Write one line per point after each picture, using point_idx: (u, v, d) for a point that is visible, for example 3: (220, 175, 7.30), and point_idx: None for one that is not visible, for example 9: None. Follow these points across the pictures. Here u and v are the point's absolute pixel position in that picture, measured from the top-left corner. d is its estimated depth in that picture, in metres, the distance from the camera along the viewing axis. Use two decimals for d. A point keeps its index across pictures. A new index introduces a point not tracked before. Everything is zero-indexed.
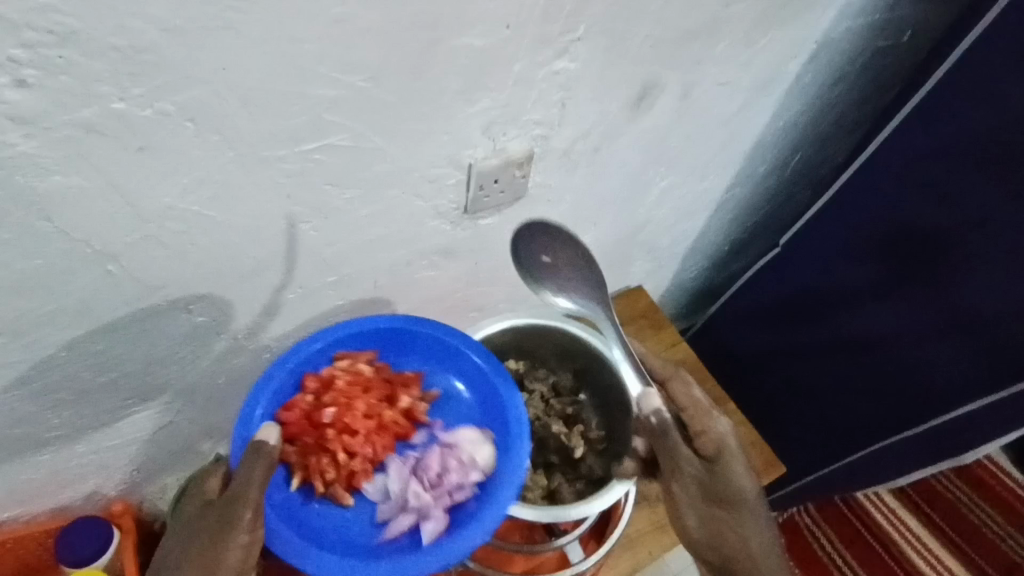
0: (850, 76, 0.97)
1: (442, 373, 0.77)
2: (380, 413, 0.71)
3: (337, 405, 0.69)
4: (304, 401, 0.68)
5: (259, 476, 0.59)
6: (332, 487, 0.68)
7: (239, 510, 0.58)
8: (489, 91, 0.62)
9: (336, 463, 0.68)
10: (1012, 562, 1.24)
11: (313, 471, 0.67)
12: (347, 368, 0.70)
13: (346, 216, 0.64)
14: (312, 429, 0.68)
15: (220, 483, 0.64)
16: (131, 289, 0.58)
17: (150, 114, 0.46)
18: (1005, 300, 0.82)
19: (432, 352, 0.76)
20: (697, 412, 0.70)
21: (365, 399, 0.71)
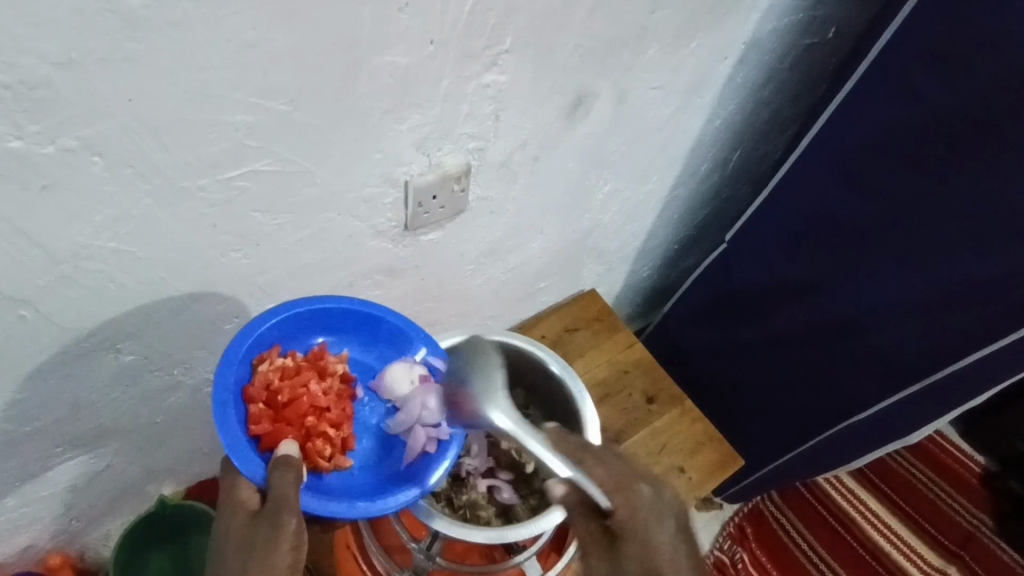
0: (780, 74, 1.00)
1: (362, 339, 0.68)
2: (332, 387, 0.63)
3: (292, 396, 0.60)
4: (259, 408, 0.58)
5: (294, 479, 0.53)
6: (334, 457, 0.61)
7: (286, 518, 0.51)
8: (418, 107, 0.61)
9: (330, 440, 0.61)
10: (966, 531, 1.32)
11: (313, 456, 0.59)
12: (277, 363, 0.60)
13: (278, 242, 0.63)
14: (291, 426, 0.59)
15: (258, 494, 0.55)
16: (49, 332, 0.55)
17: (52, 151, 0.44)
18: (937, 282, 0.86)
19: (354, 328, 0.67)
20: (612, 490, 0.53)
21: (313, 381, 0.62)
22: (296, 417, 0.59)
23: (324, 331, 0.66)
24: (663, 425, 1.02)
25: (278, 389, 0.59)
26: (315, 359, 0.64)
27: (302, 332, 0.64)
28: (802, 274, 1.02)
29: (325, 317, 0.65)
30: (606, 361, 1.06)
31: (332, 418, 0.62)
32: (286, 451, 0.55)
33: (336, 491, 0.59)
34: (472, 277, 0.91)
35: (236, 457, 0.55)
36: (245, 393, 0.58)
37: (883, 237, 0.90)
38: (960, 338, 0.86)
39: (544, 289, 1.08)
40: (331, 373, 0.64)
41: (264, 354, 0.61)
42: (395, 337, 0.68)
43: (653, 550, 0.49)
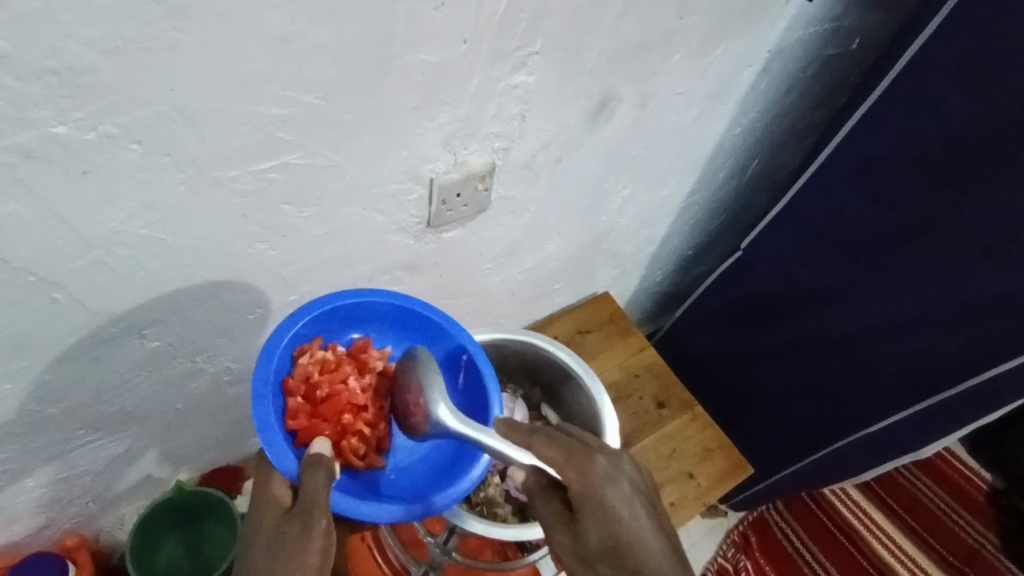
0: (802, 83, 1.00)
1: (404, 336, 0.67)
2: (371, 384, 0.64)
3: (329, 391, 0.60)
4: (297, 403, 0.59)
5: (326, 479, 0.53)
6: (369, 457, 0.62)
7: (317, 518, 0.51)
8: (446, 105, 0.61)
9: (365, 439, 0.62)
10: (971, 549, 1.31)
11: (348, 454, 0.60)
12: (317, 356, 0.61)
13: (304, 234, 0.63)
14: (326, 423, 0.59)
15: (289, 492, 0.56)
16: (79, 315, 0.55)
17: (93, 137, 0.45)
18: (954, 297, 0.86)
19: (398, 323, 0.67)
20: (563, 464, 0.55)
21: (352, 378, 0.63)
22: (333, 414, 0.60)
23: (365, 325, 0.66)
24: (674, 429, 1.02)
25: (317, 383, 0.60)
26: (356, 353, 0.64)
27: (343, 325, 0.64)
28: (818, 284, 1.02)
29: (367, 311, 0.64)
30: (618, 365, 1.07)
31: (370, 418, 0.63)
32: (319, 450, 0.55)
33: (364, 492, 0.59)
34: (489, 276, 0.91)
35: (269, 452, 0.55)
36: (284, 385, 0.59)
37: (901, 248, 0.90)
38: (974, 353, 0.85)
39: (558, 290, 1.08)
40: (371, 370, 0.64)
41: (305, 347, 0.61)
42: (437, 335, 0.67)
43: (617, 526, 0.53)
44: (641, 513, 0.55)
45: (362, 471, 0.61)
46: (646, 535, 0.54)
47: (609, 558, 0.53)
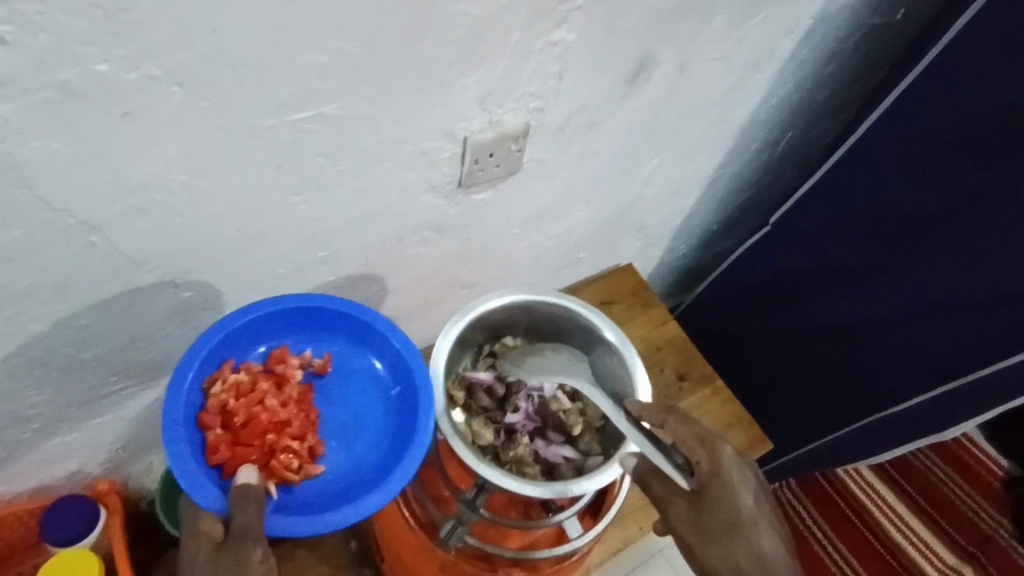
0: (843, 54, 0.97)
1: (319, 338, 0.69)
2: (291, 395, 0.65)
3: (246, 415, 0.61)
4: (216, 434, 0.59)
5: (256, 508, 0.54)
6: (303, 467, 0.63)
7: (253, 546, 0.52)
8: (484, 62, 0.60)
9: (295, 451, 0.63)
10: (984, 534, 1.29)
11: (280, 471, 0.61)
12: (229, 382, 0.62)
13: (336, 189, 0.63)
14: (250, 447, 0.60)
15: (220, 525, 0.55)
16: (115, 260, 0.55)
17: (135, 77, 0.44)
18: (991, 278, 0.84)
19: (311, 323, 0.68)
20: (697, 444, 0.63)
21: (268, 397, 0.64)
22: (253, 437, 0.61)
23: (276, 335, 0.67)
24: (693, 403, 1.02)
25: (233, 410, 0.61)
26: (272, 366, 0.66)
27: (252, 341, 0.65)
28: (847, 262, 1.00)
29: (278, 319, 0.66)
30: (640, 336, 1.06)
31: (295, 430, 0.63)
32: (245, 479, 0.56)
33: (306, 504, 0.61)
34: (516, 243, 0.90)
35: (192, 492, 0.55)
36: (198, 420, 0.60)
37: (938, 228, 0.87)
38: (1006, 337, 0.83)
39: (582, 261, 1.07)
40: (289, 382, 0.66)
41: (215, 373, 0.62)
42: (354, 329, 0.69)
43: (732, 499, 0.60)
44: (759, 501, 0.62)
45: (299, 483, 0.62)
46: (759, 517, 0.61)
47: (724, 529, 0.60)
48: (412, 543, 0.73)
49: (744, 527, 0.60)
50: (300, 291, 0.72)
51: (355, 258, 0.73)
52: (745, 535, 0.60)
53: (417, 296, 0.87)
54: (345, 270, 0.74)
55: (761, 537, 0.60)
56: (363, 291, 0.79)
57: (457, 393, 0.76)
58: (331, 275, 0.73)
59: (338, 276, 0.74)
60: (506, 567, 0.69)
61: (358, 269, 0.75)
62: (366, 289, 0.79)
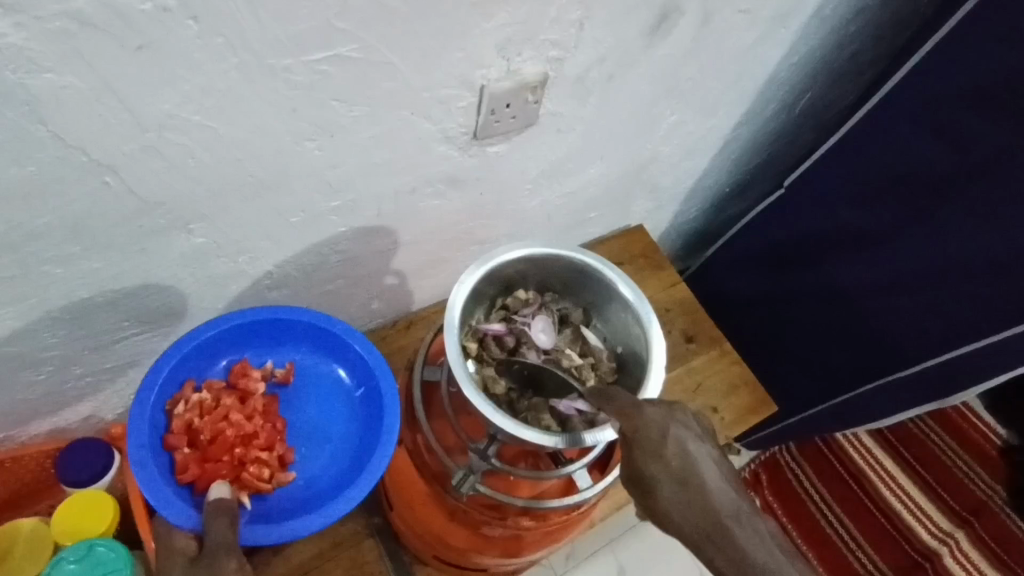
0: (869, 11, 0.94)
1: (281, 348, 0.76)
2: (255, 407, 0.71)
3: (211, 432, 0.68)
4: (183, 454, 0.66)
5: (229, 518, 0.59)
6: (276, 476, 0.69)
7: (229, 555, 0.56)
8: (506, 5, 0.58)
9: (265, 461, 0.69)
10: (978, 500, 1.30)
11: (252, 481, 0.67)
12: (192, 402, 0.69)
13: (352, 136, 0.61)
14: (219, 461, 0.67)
15: (196, 541, 0.61)
16: (128, 202, 0.55)
17: (150, 9, 0.43)
18: (1008, 244, 0.83)
19: (268, 335, 0.74)
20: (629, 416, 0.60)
21: (232, 412, 0.70)
22: (222, 452, 0.67)
23: (235, 351, 0.74)
24: (700, 365, 1.02)
25: (198, 429, 0.68)
26: (234, 381, 0.72)
27: (211, 360, 0.72)
28: (862, 226, 0.99)
29: (239, 333, 0.72)
30: (649, 298, 1.06)
31: (261, 441, 0.70)
32: (217, 493, 0.62)
33: (279, 513, 0.68)
34: (528, 200, 0.89)
35: (166, 512, 0.61)
36: (166, 443, 0.67)
37: (957, 193, 0.86)
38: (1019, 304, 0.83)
39: (594, 220, 1.05)
40: (252, 395, 0.72)
41: (177, 395, 0.69)
42: (315, 337, 0.76)
43: (706, 492, 0.56)
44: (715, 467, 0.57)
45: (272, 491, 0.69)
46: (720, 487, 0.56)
47: (682, 506, 0.55)
48: (422, 490, 0.74)
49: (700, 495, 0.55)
50: (312, 241, 0.72)
51: (368, 208, 0.72)
52: (720, 533, 0.54)
53: (428, 251, 0.86)
54: (357, 222, 0.73)
55: (737, 528, 0.54)
56: (375, 243, 0.79)
57: (474, 343, 0.76)
58: (343, 226, 0.72)
59: (350, 227, 0.73)
60: (516, 515, 0.70)
61: (370, 221, 0.74)
62: (378, 242, 0.79)
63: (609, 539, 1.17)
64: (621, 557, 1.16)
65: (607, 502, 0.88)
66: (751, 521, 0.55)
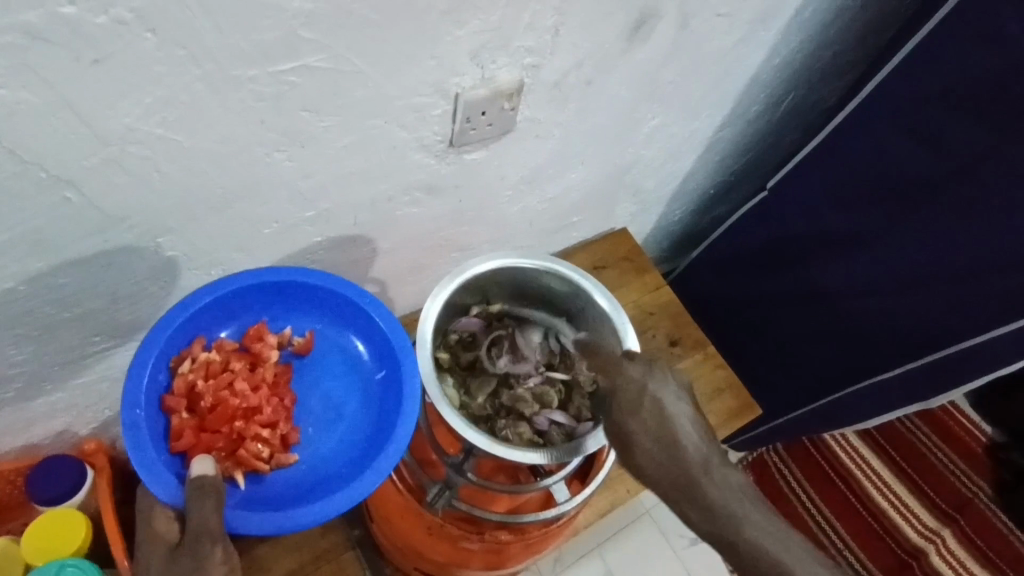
0: (850, 12, 0.94)
1: (300, 316, 0.70)
2: (265, 376, 0.65)
3: (214, 398, 0.62)
4: (181, 419, 0.60)
5: (213, 502, 0.54)
6: (275, 456, 0.63)
7: (210, 547, 0.53)
8: (479, 12, 0.57)
9: (266, 439, 0.62)
10: (963, 497, 1.29)
11: (249, 460, 0.61)
12: (198, 361, 0.62)
13: (323, 145, 0.60)
14: (216, 433, 0.61)
15: (176, 523, 0.56)
16: (92, 217, 0.53)
17: (105, 21, 0.42)
18: (990, 246, 0.83)
19: (281, 299, 0.68)
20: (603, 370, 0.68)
21: (239, 379, 0.63)
22: (221, 423, 0.61)
23: (253, 312, 0.68)
24: (685, 368, 1.02)
25: (200, 393, 0.61)
26: (248, 345, 0.66)
27: (225, 320, 0.66)
28: (844, 228, 0.99)
29: (254, 294, 0.66)
30: (632, 303, 1.05)
31: (264, 417, 0.63)
32: (200, 470, 0.56)
33: (274, 496, 0.61)
34: (509, 205, 0.88)
35: (149, 481, 0.56)
36: (163, 402, 0.60)
37: (937, 194, 0.87)
38: (998, 305, 0.83)
39: (577, 225, 1.05)
40: (264, 361, 0.66)
41: (185, 352, 0.63)
42: (338, 306, 0.69)
43: (678, 440, 0.61)
44: (688, 418, 0.63)
45: (269, 472, 0.62)
46: (690, 435, 0.62)
47: (657, 449, 0.61)
48: (400, 504, 0.73)
49: (672, 439, 0.61)
50: (287, 251, 0.71)
51: (345, 217, 0.71)
52: (693, 489, 0.59)
53: (408, 258, 0.85)
54: (334, 231, 0.72)
55: (704, 462, 0.60)
56: (353, 252, 0.77)
57: (446, 353, 0.77)
58: (318, 236, 0.71)
59: (326, 237, 0.72)
60: (494, 529, 0.70)
61: (347, 229, 0.73)
62: (356, 250, 0.78)
63: (597, 543, 1.16)
64: (609, 562, 1.16)
65: (592, 509, 0.88)
66: (719, 469, 0.60)
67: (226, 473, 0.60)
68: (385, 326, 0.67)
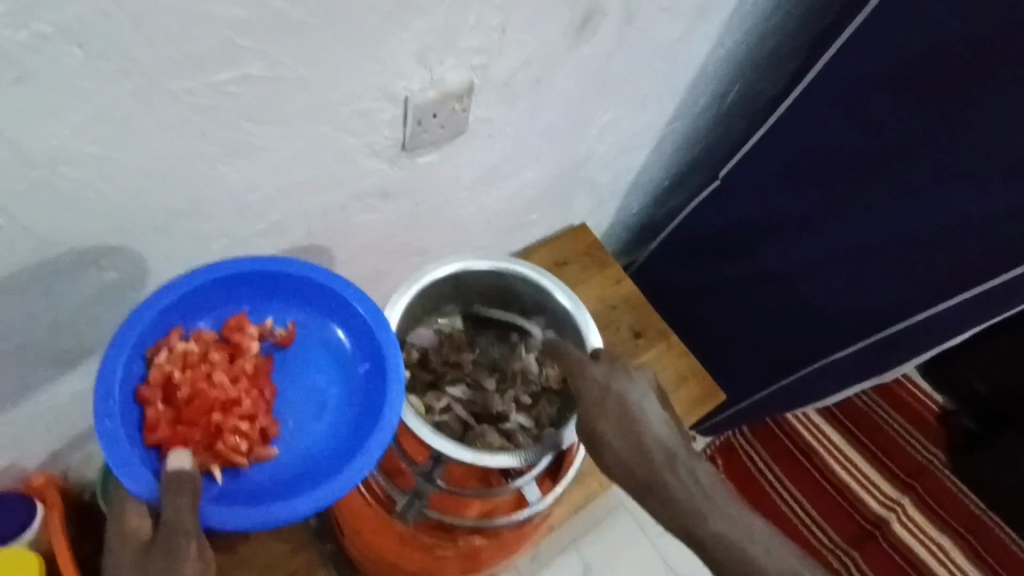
0: (789, 2, 0.96)
1: (283, 305, 0.66)
2: (246, 367, 0.61)
3: (191, 389, 0.57)
4: (156, 410, 0.56)
5: (190, 499, 0.51)
6: (254, 450, 0.59)
7: (183, 544, 0.50)
8: (421, 13, 0.56)
9: (245, 432, 0.58)
10: (920, 465, 1.35)
11: (226, 454, 0.57)
12: (176, 351, 0.58)
13: (269, 156, 0.59)
14: (193, 426, 0.56)
15: (148, 520, 0.54)
16: (25, 242, 0.51)
17: (24, 37, 0.40)
18: (930, 223, 0.86)
19: (263, 289, 0.64)
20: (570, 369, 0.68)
21: (217, 371, 0.59)
22: (199, 415, 0.57)
23: (232, 301, 0.63)
24: (650, 359, 1.03)
25: (177, 384, 0.57)
26: (227, 336, 0.62)
27: (202, 309, 0.62)
28: (795, 213, 1.02)
29: (231, 284, 0.62)
30: (595, 297, 1.06)
31: (244, 410, 0.59)
32: (176, 464, 0.53)
33: (254, 491, 0.58)
34: (466, 206, 0.87)
35: (123, 475, 0.52)
36: (139, 394, 0.56)
37: (880, 177, 0.90)
38: (945, 279, 0.87)
39: (536, 223, 1.05)
40: (244, 352, 0.61)
41: (161, 343, 0.59)
42: (318, 295, 0.66)
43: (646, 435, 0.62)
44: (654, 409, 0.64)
45: (249, 467, 0.59)
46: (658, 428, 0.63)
47: (625, 439, 0.62)
48: (371, 518, 0.72)
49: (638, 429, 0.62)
50: None
51: (298, 228, 0.69)
52: (657, 483, 0.59)
53: (365, 265, 0.84)
54: (287, 243, 0.70)
55: (679, 479, 0.59)
56: (308, 262, 0.76)
57: (408, 371, 0.76)
58: (271, 248, 0.69)
59: (279, 249, 0.70)
60: (466, 535, 0.70)
61: (301, 240, 0.71)
62: (311, 260, 0.76)
63: (574, 537, 1.17)
64: (586, 553, 1.17)
65: (566, 507, 0.88)
66: (686, 464, 0.60)
67: (203, 467, 0.56)
68: (367, 316, 0.64)
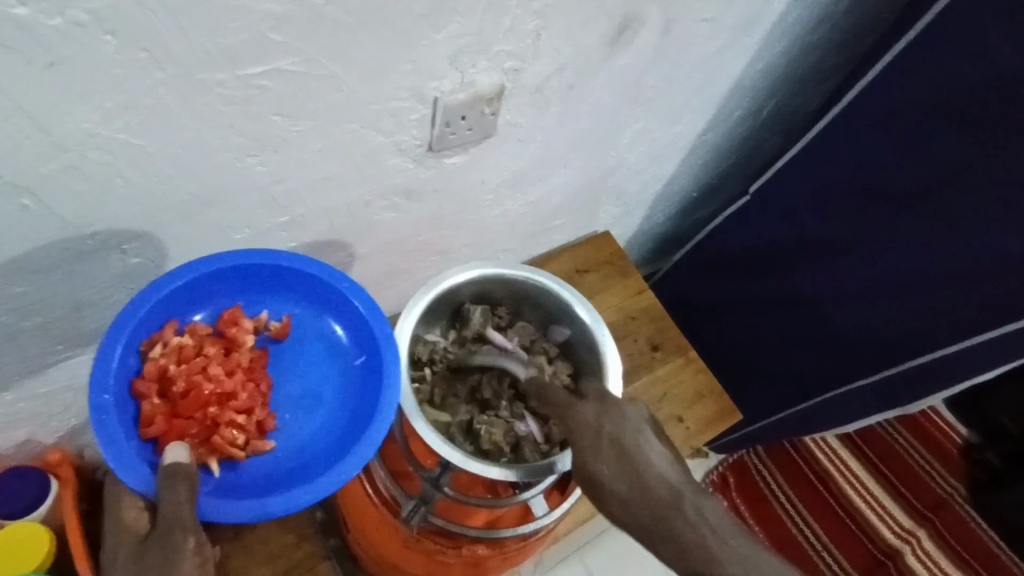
0: (833, 18, 0.93)
1: (279, 297, 0.66)
2: (240, 360, 0.61)
3: (185, 383, 0.58)
4: (152, 404, 0.56)
5: (188, 494, 0.52)
6: (250, 443, 0.60)
7: (182, 538, 0.50)
8: (457, 14, 0.56)
9: (240, 425, 0.59)
10: (941, 498, 1.30)
11: (224, 447, 0.58)
12: (171, 345, 0.58)
13: (295, 149, 0.58)
14: (190, 420, 0.57)
15: (146, 512, 0.54)
16: (51, 224, 0.51)
17: (60, 24, 0.40)
18: (968, 252, 0.83)
19: (260, 281, 0.64)
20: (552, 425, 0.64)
21: (211, 364, 0.59)
22: (195, 409, 0.57)
23: (228, 295, 0.63)
24: (666, 373, 1.02)
25: (172, 378, 0.57)
26: (223, 329, 0.62)
27: (201, 300, 0.62)
28: (825, 234, 0.99)
29: (232, 276, 0.62)
30: (614, 307, 1.05)
31: (239, 404, 0.59)
32: (173, 458, 0.53)
33: (250, 485, 0.58)
34: (490, 209, 0.86)
35: (120, 470, 0.52)
36: (134, 388, 0.56)
37: (918, 203, 0.87)
38: (980, 313, 0.83)
39: (558, 228, 1.03)
40: (240, 346, 0.62)
41: (156, 337, 0.58)
42: (316, 289, 0.66)
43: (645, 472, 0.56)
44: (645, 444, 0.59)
45: (245, 459, 0.60)
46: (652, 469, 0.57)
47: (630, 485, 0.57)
48: (374, 516, 0.73)
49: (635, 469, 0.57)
50: None
51: (320, 222, 0.69)
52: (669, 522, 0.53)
53: (386, 262, 0.84)
54: (307, 236, 0.70)
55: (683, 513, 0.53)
56: (328, 256, 0.75)
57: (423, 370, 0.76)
58: (291, 240, 0.69)
59: (299, 242, 0.70)
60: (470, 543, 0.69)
61: (322, 234, 0.71)
62: (331, 254, 0.76)
63: (578, 546, 1.16)
64: (590, 564, 1.16)
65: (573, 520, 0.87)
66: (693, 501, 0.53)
67: (200, 461, 0.57)
68: (367, 311, 0.64)
